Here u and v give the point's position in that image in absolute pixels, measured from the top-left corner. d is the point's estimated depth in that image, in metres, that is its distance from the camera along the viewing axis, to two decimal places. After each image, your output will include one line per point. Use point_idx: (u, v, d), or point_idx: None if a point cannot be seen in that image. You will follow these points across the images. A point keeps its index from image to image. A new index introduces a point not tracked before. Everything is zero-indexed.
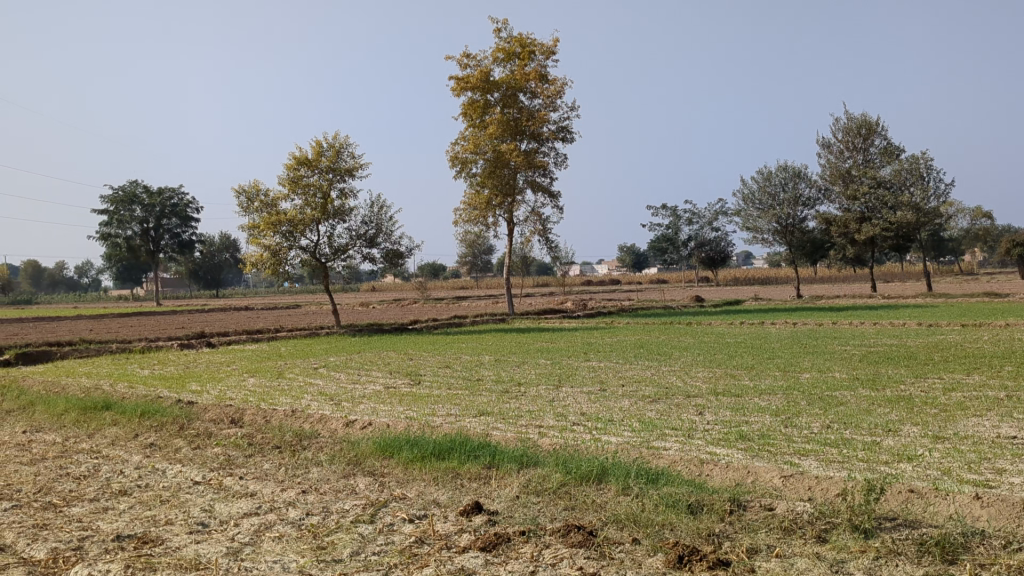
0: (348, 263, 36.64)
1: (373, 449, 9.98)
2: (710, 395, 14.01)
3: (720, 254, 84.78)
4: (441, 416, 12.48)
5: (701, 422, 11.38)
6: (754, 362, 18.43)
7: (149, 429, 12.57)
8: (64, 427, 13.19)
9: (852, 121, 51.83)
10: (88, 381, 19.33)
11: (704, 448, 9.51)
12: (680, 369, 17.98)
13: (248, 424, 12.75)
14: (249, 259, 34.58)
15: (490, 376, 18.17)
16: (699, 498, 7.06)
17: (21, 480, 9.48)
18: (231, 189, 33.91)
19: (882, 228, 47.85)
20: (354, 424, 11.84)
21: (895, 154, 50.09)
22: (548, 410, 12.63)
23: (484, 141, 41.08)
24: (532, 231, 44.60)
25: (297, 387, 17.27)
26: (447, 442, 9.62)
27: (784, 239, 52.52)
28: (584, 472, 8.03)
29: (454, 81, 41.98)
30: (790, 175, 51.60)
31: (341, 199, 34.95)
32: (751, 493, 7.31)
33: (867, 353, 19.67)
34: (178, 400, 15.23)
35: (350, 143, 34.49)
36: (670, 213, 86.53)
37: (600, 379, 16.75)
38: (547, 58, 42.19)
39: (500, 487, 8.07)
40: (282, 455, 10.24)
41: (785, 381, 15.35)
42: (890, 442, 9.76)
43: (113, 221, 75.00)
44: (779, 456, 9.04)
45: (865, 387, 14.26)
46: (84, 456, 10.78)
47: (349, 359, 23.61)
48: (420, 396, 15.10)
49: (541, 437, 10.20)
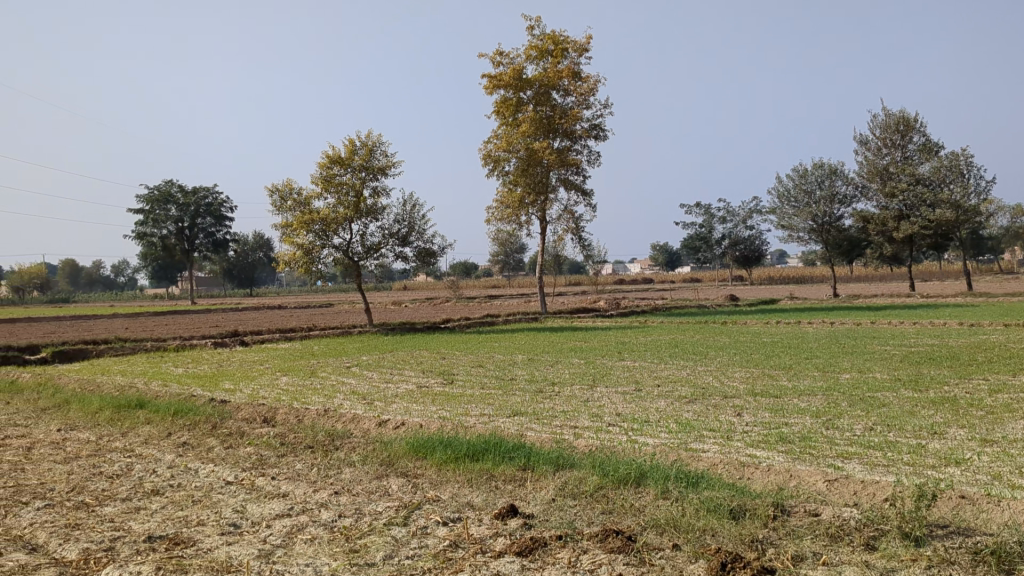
0: (380, 262, 36.61)
1: (407, 449, 9.86)
2: (748, 396, 13.75)
3: (754, 253, 83.82)
4: (475, 416, 12.35)
5: (740, 423, 11.15)
6: (792, 362, 18.14)
7: (181, 428, 12.48)
8: (98, 426, 13.14)
9: (891, 117, 51.08)
10: (122, 380, 19.29)
11: (744, 450, 9.28)
12: (717, 369, 17.73)
13: (281, 424, 12.65)
14: (282, 258, 34.64)
15: (523, 375, 18.00)
16: (742, 502, 6.85)
17: (53, 479, 9.43)
18: (264, 188, 34.08)
19: (921, 226, 47.12)
20: (386, 424, 11.72)
21: (935, 151, 49.29)
22: (583, 411, 12.45)
23: (516, 140, 40.96)
24: (565, 229, 44.44)
25: (329, 386, 17.16)
26: (482, 443, 9.47)
27: (821, 237, 51.96)
28: (622, 475, 7.84)
29: (487, 79, 41.89)
30: (825, 173, 50.99)
31: (374, 198, 34.96)
32: (795, 497, 7.09)
33: (909, 353, 19.27)
34: (211, 399, 15.15)
35: (383, 141, 34.53)
36: (703, 212, 85.89)
37: (635, 379, 16.54)
38: (581, 56, 41.98)
39: (536, 489, 7.90)
40: (314, 455, 10.15)
41: (825, 381, 15.07)
42: (936, 445, 9.49)
43: (148, 220, 75.68)
44: (822, 459, 8.80)
45: (908, 388, 13.98)
46: (117, 455, 10.74)
47: (383, 358, 23.49)
48: (454, 396, 14.94)
49: (576, 438, 10.03)
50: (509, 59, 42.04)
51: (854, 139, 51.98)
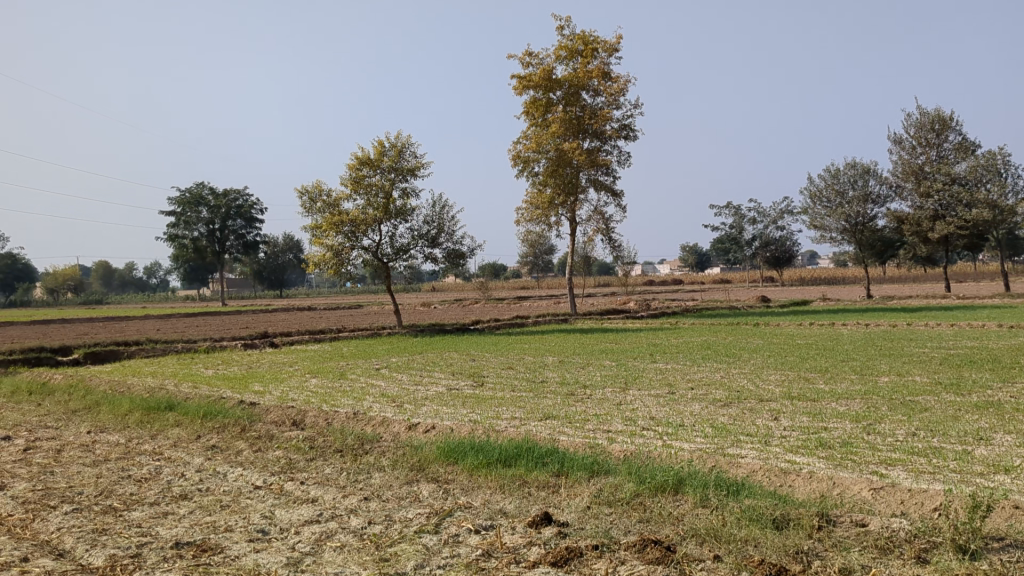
0: (410, 264, 36.54)
1: (437, 454, 9.68)
2: (785, 399, 13.44)
3: (785, 254, 83.11)
4: (506, 419, 12.16)
5: (778, 428, 10.85)
6: (829, 365, 17.79)
7: (211, 430, 12.47)
8: (128, 428, 13.09)
9: (926, 116, 50.31)
10: (153, 381, 19.35)
11: (783, 456, 9.02)
12: (751, 371, 17.41)
13: (310, 426, 12.57)
14: (312, 260, 34.65)
15: (555, 378, 17.76)
16: (785, 511, 6.60)
17: (82, 482, 9.35)
18: (294, 189, 34.13)
19: (957, 226, 46.50)
20: (417, 427, 11.56)
21: (971, 149, 48.54)
22: (616, 415, 12.20)
23: (546, 140, 40.79)
24: (595, 230, 44.21)
25: (359, 389, 17.10)
26: (514, 448, 9.27)
27: (853, 237, 51.33)
28: (660, 482, 7.61)
29: (516, 79, 41.69)
30: (858, 173, 50.31)
31: (403, 199, 34.92)
32: (840, 507, 6.82)
33: (949, 355, 18.89)
34: (241, 402, 15.14)
35: (413, 142, 34.46)
36: (733, 213, 85.17)
37: (668, 382, 16.26)
38: (611, 55, 41.72)
39: (570, 496, 7.69)
40: (344, 460, 10.00)
41: (864, 385, 14.70)
42: (982, 452, 9.17)
43: (180, 222, 76.35)
44: (865, 466, 8.53)
45: (949, 392, 13.60)
46: (146, 459, 10.64)
47: (412, 360, 23.36)
48: (485, 398, 14.78)
49: (610, 444, 9.80)
50: (538, 59, 41.79)
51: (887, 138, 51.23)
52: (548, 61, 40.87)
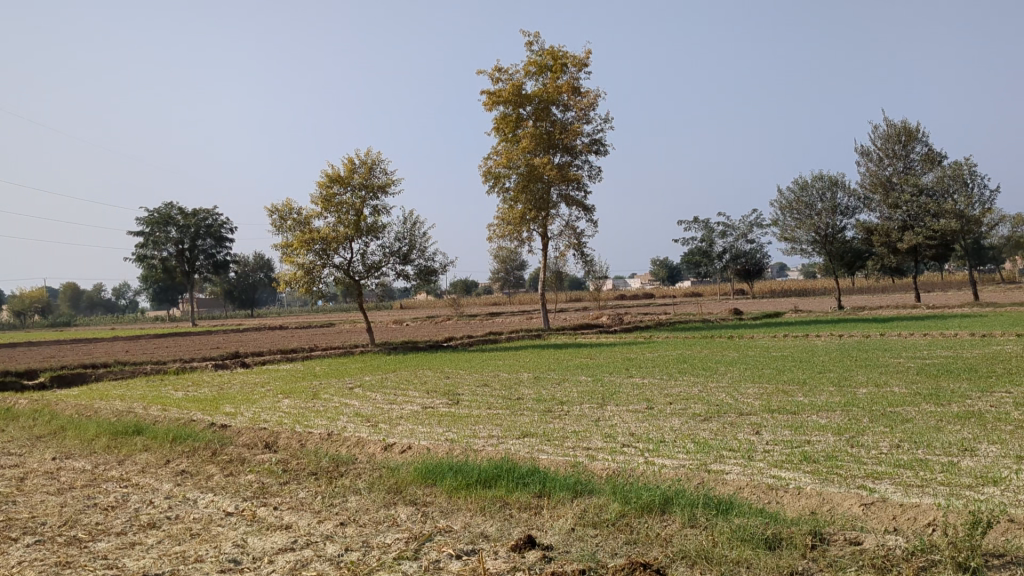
0: (381, 281, 36.20)
1: (414, 475, 9.41)
2: (766, 413, 13.28)
3: (756, 267, 83.38)
4: (483, 438, 11.92)
5: (761, 443, 10.69)
6: (806, 377, 17.65)
7: (181, 454, 12.13)
8: (95, 454, 12.70)
9: (892, 127, 50.75)
10: (121, 404, 18.89)
11: (769, 471, 8.85)
12: (729, 385, 17.22)
13: (283, 448, 12.26)
14: (282, 278, 34.21)
15: (531, 395, 17.48)
16: (777, 531, 6.43)
17: (46, 512, 8.99)
18: (264, 208, 33.81)
19: (925, 236, 46.79)
20: (392, 448, 11.31)
21: (937, 161, 48.98)
22: (595, 432, 11.98)
23: (516, 155, 40.64)
24: (567, 245, 44.15)
25: (332, 408, 16.80)
26: (494, 469, 9.02)
27: (823, 247, 51.62)
28: (645, 502, 7.39)
29: (486, 96, 41.62)
30: (827, 184, 50.57)
31: (374, 216, 34.67)
32: (832, 524, 6.67)
33: (925, 365, 18.87)
34: (213, 424, 14.72)
35: (383, 158, 34.32)
36: (703, 226, 85.49)
37: (645, 397, 16.03)
38: (580, 71, 41.74)
39: (554, 518, 7.47)
40: (319, 483, 9.71)
41: (842, 397, 14.59)
42: (970, 463, 9.04)
43: (149, 244, 75.50)
44: (852, 480, 8.36)
45: (930, 402, 13.51)
46: (114, 486, 10.28)
47: (386, 378, 23.05)
48: (460, 416, 14.51)
49: (591, 462, 9.58)
50: (508, 75, 41.76)
51: (855, 150, 51.66)
52: (518, 76, 40.83)
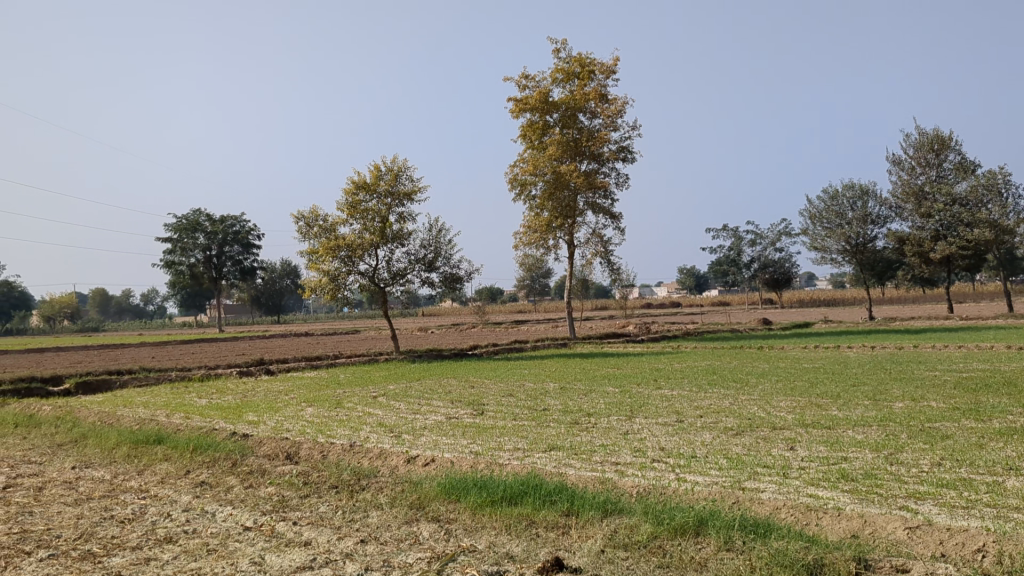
0: (406, 289, 36.03)
1: (437, 491, 9.14)
2: (800, 427, 12.91)
3: (785, 276, 82.36)
4: (509, 451, 11.63)
5: (796, 459, 10.32)
6: (840, 390, 17.21)
7: (202, 465, 11.93)
8: (115, 463, 12.56)
9: (925, 136, 50.04)
10: (144, 412, 18.82)
11: (805, 490, 8.52)
12: (761, 398, 16.78)
13: (305, 459, 12.03)
14: (307, 286, 34.12)
15: (557, 406, 17.14)
16: (818, 556, 6.12)
17: (61, 524, 8.80)
18: (290, 215, 33.79)
19: (958, 246, 46.13)
20: (415, 460, 11.06)
21: (971, 170, 48.22)
22: (624, 446, 11.67)
23: (543, 163, 40.38)
24: (593, 254, 43.82)
25: (356, 417, 16.60)
26: (520, 485, 8.74)
27: (854, 257, 50.94)
28: (679, 524, 7.06)
29: (513, 102, 41.43)
30: (857, 193, 49.93)
31: (399, 223, 34.51)
32: (877, 550, 6.32)
33: (962, 379, 18.36)
34: (234, 433, 14.55)
35: (408, 165, 34.23)
36: (732, 235, 84.82)
37: (675, 409, 15.64)
38: (608, 77, 41.44)
39: (583, 539, 7.17)
40: (340, 498, 9.45)
41: (879, 411, 14.18)
42: (1016, 484, 8.64)
43: (177, 249, 75.81)
44: (893, 501, 7.99)
45: (970, 418, 13.08)
46: (132, 497, 10.08)
47: (410, 386, 22.79)
48: (485, 427, 14.26)
49: (621, 478, 9.24)
50: (535, 82, 41.55)
51: (887, 159, 50.99)
52: (545, 83, 40.62)
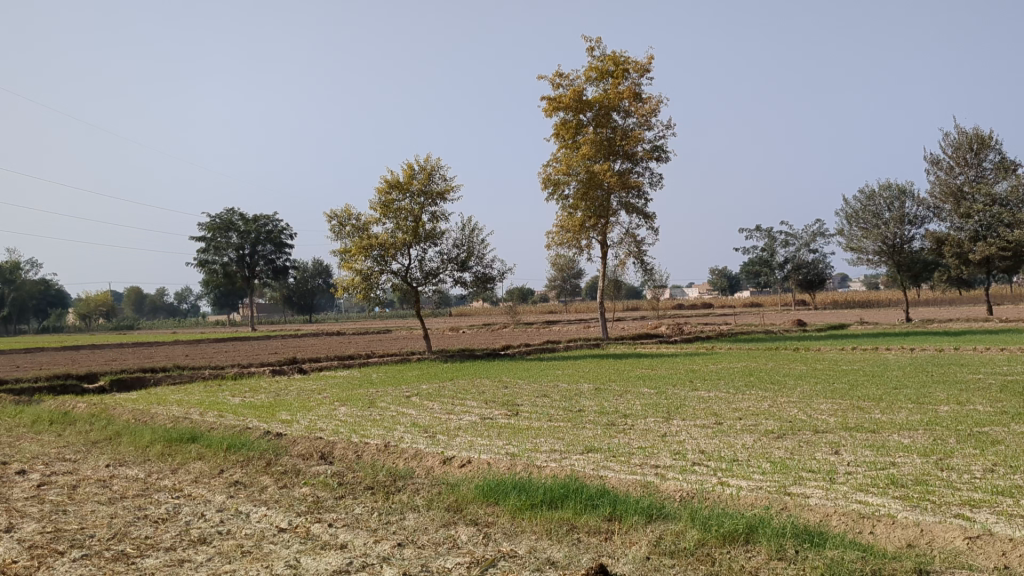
0: (438, 288, 35.89)
1: (476, 493, 8.95)
2: (843, 430, 12.60)
3: (818, 278, 81.47)
4: (545, 453, 11.42)
5: (842, 463, 10.05)
6: (882, 393, 16.81)
7: (235, 464, 11.83)
8: (148, 462, 12.45)
9: (964, 135, 49.21)
10: (177, 410, 18.80)
11: (854, 496, 8.22)
12: (801, 400, 16.39)
13: (340, 460, 11.89)
14: (340, 285, 34.09)
15: (593, 407, 16.92)
16: (874, 566, 5.90)
17: (94, 524, 8.69)
18: (323, 215, 33.80)
19: (998, 247, 45.28)
20: (450, 462, 10.86)
21: (1012, 169, 47.39)
22: (663, 448, 11.41)
23: (576, 162, 40.11)
24: (626, 254, 43.56)
25: (390, 417, 16.44)
26: (560, 488, 8.52)
27: (890, 258, 50.20)
28: (727, 531, 6.83)
29: (547, 101, 41.22)
30: (894, 194, 49.28)
31: (432, 222, 34.40)
32: (933, 560, 6.08)
33: (1007, 382, 17.88)
34: (266, 432, 14.41)
35: (441, 164, 34.14)
36: (765, 236, 84.17)
37: (713, 411, 15.35)
38: (642, 76, 41.11)
39: (626, 545, 6.95)
40: (376, 498, 9.30)
41: (924, 415, 13.79)
42: None
43: (210, 248, 76.23)
44: (948, 509, 7.68)
45: (1018, 423, 12.69)
46: (165, 496, 9.96)
47: (443, 386, 22.64)
48: (521, 428, 14.05)
49: (662, 482, 9.04)
50: (569, 80, 41.30)
51: (925, 159, 50.26)
52: (579, 81, 40.37)
